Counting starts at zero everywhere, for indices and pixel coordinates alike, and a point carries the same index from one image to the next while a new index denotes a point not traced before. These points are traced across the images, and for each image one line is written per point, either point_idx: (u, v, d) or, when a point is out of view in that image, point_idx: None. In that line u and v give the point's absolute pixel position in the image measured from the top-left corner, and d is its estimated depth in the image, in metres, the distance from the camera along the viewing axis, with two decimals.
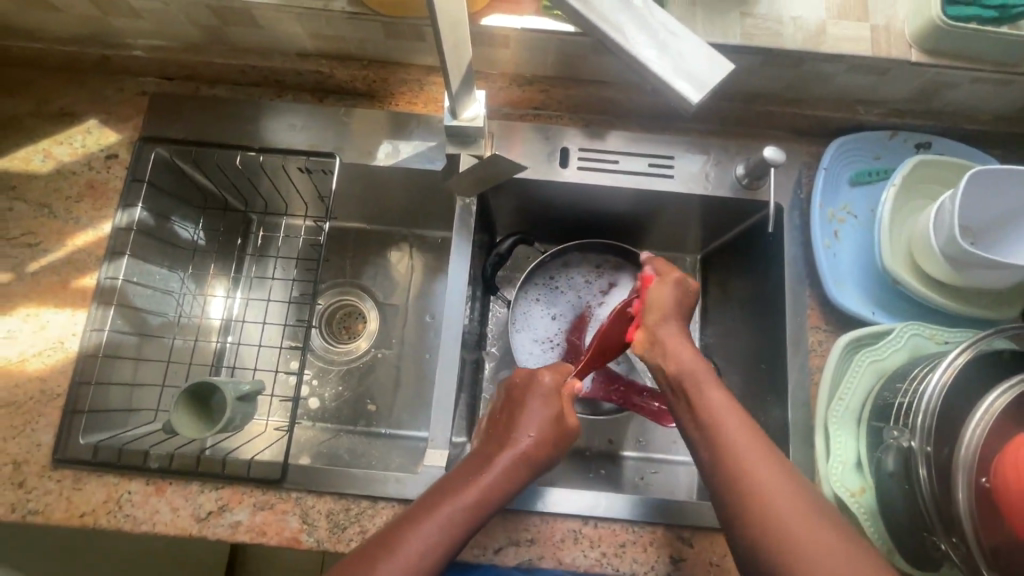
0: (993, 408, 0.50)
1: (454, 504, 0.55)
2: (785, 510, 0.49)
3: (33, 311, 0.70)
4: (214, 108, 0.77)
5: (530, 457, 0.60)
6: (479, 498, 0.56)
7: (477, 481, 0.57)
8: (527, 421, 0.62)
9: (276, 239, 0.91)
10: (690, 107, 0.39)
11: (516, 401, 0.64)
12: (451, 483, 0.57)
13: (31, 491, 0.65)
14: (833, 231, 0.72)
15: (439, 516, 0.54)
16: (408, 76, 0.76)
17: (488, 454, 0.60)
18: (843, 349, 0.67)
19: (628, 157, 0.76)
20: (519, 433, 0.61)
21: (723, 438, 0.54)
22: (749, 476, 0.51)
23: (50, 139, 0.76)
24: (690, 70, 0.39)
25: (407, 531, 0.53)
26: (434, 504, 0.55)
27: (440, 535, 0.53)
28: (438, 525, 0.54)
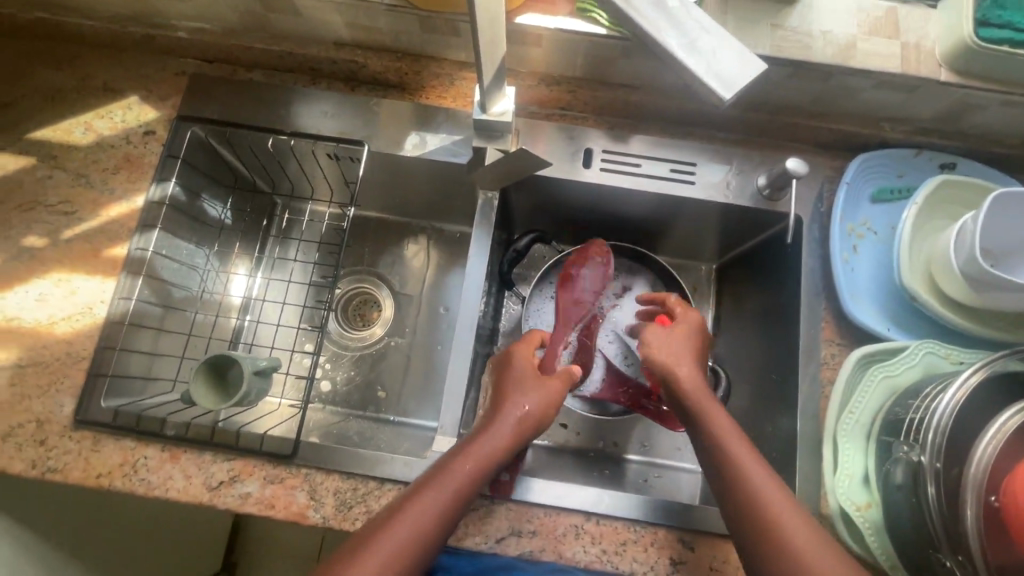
0: (1005, 427, 0.49)
1: (453, 476, 0.56)
2: (793, 522, 0.52)
3: (65, 277, 0.73)
4: (250, 91, 0.79)
5: (527, 423, 0.62)
6: (478, 469, 0.57)
7: (473, 451, 0.58)
8: (522, 393, 0.63)
9: (300, 223, 0.94)
10: (720, 102, 0.40)
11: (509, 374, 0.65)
12: (449, 455, 0.58)
13: (51, 449, 0.67)
14: (852, 245, 0.73)
15: (440, 487, 0.55)
16: (441, 70, 0.77)
17: (482, 425, 0.61)
18: (856, 363, 0.67)
19: (650, 161, 0.77)
20: (514, 403, 0.62)
21: (732, 452, 0.57)
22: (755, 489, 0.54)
23: (91, 112, 0.79)
24: (722, 71, 0.41)
25: (410, 505, 0.54)
26: (434, 476, 0.56)
27: (442, 506, 0.55)
28: (439, 496, 0.55)
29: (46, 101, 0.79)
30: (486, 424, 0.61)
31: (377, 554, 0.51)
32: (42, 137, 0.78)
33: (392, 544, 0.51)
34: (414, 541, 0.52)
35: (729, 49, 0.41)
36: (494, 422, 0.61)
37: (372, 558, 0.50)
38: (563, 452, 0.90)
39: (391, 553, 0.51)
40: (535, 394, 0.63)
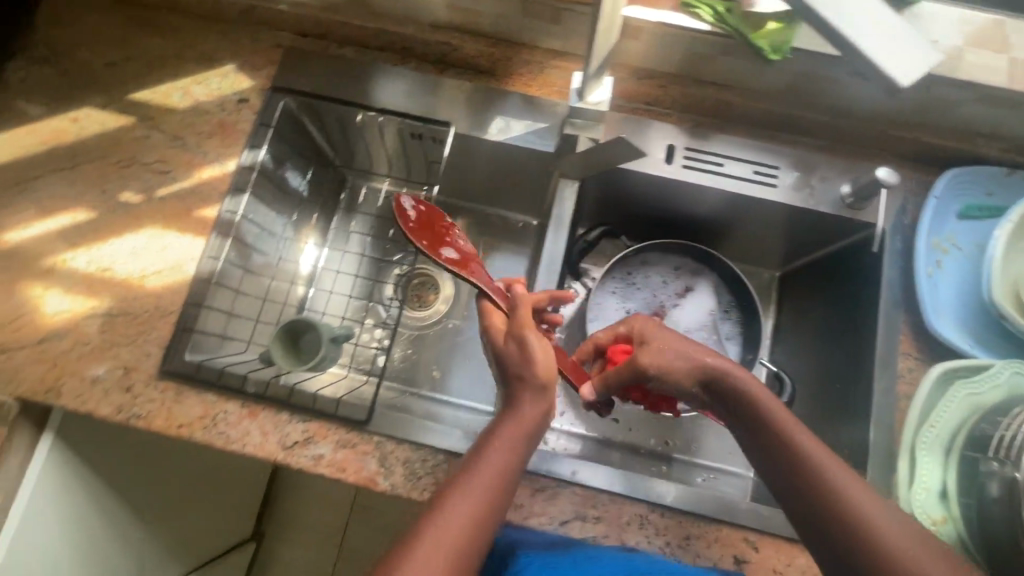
0: None
1: (488, 464, 0.54)
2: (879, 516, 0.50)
3: (157, 233, 0.75)
4: (342, 66, 0.81)
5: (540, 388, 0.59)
6: (509, 455, 0.55)
7: (500, 439, 0.56)
8: (531, 367, 0.59)
9: (370, 200, 0.95)
10: (902, 83, 0.36)
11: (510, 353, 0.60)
12: (477, 447, 0.56)
13: (136, 396, 0.70)
14: (935, 260, 0.72)
15: (478, 478, 0.53)
16: (531, 58, 0.79)
17: (502, 413, 0.59)
18: (936, 379, 0.66)
19: (733, 162, 0.77)
20: (529, 380, 0.59)
21: (794, 448, 0.55)
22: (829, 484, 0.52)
23: (189, 78, 0.81)
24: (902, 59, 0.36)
25: (451, 498, 0.52)
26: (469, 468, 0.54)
27: (484, 494, 0.53)
28: (477, 487, 0.53)
29: (148, 64, 0.82)
30: (507, 411, 0.59)
31: (430, 552, 0.48)
32: (142, 98, 0.81)
33: (445, 541, 0.49)
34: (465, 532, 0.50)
35: (911, 35, 0.37)
36: (515, 405, 0.59)
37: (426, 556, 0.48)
38: (613, 446, 0.91)
39: (446, 550, 0.48)
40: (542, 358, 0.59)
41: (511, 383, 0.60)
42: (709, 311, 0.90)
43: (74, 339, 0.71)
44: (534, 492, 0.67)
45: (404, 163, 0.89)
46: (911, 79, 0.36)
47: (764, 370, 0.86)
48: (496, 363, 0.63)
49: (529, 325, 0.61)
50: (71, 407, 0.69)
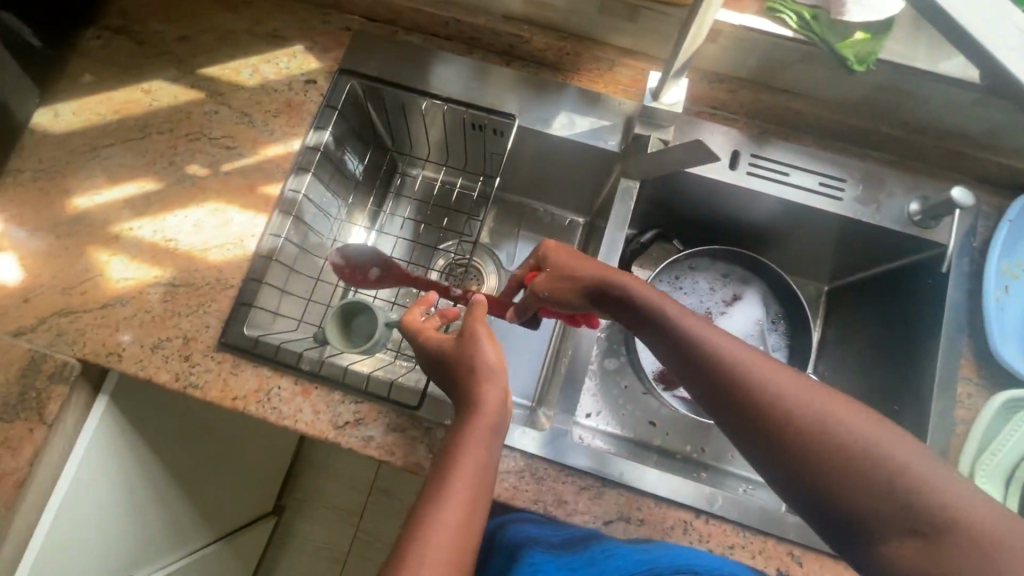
0: None
1: (462, 462, 0.53)
2: (882, 450, 0.43)
3: (221, 207, 0.77)
4: (410, 53, 0.81)
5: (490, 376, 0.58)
6: (480, 452, 0.54)
7: (467, 437, 0.54)
8: (479, 360, 0.59)
9: (422, 189, 0.96)
10: None
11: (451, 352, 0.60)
12: (446, 447, 0.55)
13: (194, 365, 0.71)
14: (1004, 284, 0.70)
15: (455, 475, 0.51)
16: (601, 55, 0.78)
17: (462, 411, 0.58)
18: (998, 409, 0.65)
19: (799, 172, 0.75)
20: (477, 373, 0.58)
21: (765, 403, 0.48)
22: (778, 407, 0.47)
23: (260, 57, 0.82)
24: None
25: (430, 507, 0.49)
26: (444, 465, 0.53)
27: (468, 489, 0.51)
28: (456, 488, 0.51)
29: (219, 40, 0.83)
30: (467, 407, 0.57)
31: (423, 553, 0.46)
32: (212, 74, 0.82)
33: (435, 539, 0.47)
34: (452, 523, 0.48)
35: None
36: (473, 398, 0.57)
37: (419, 557, 0.46)
38: (650, 450, 0.90)
39: (438, 548, 0.47)
40: (491, 350, 0.60)
41: (466, 381, 0.59)
42: (757, 322, 0.89)
43: (137, 306, 0.73)
44: (579, 489, 0.67)
45: (460, 153, 0.89)
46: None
47: None
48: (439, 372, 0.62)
49: (477, 318, 0.62)
50: (132, 371, 0.71)
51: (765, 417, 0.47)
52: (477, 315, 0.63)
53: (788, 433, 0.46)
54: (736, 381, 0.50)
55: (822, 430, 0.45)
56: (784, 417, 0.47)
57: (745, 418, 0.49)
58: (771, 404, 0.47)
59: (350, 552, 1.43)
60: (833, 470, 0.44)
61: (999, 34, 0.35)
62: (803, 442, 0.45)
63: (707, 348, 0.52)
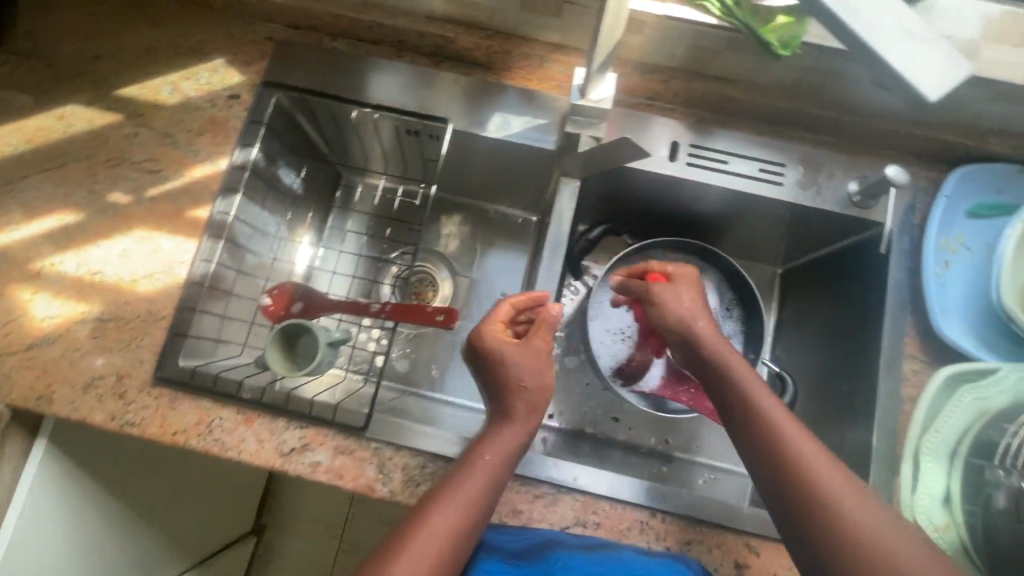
0: None
1: (480, 469, 0.56)
2: (872, 523, 0.47)
3: (147, 235, 0.73)
4: (336, 60, 0.78)
5: (535, 397, 0.60)
6: (500, 465, 0.57)
7: (495, 446, 0.58)
8: (519, 368, 0.60)
9: (365, 198, 0.93)
10: (926, 98, 0.34)
11: (498, 350, 0.61)
12: (471, 451, 0.58)
13: (130, 403, 0.69)
14: (943, 259, 0.70)
15: (463, 483, 0.55)
16: (531, 52, 0.76)
17: (496, 419, 0.61)
18: (943, 385, 0.65)
19: (738, 159, 0.75)
20: (518, 381, 0.60)
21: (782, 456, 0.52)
22: (785, 445, 0.52)
23: (178, 72, 0.79)
24: (929, 70, 0.34)
25: (441, 504, 0.53)
26: (460, 469, 0.56)
27: (471, 496, 0.54)
28: (467, 493, 0.54)
29: (135, 57, 0.79)
30: (503, 415, 0.60)
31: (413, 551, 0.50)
32: (130, 94, 0.78)
33: (429, 538, 0.51)
34: (447, 529, 0.52)
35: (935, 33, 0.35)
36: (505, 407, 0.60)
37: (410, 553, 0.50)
38: (614, 446, 0.90)
39: (431, 546, 0.51)
40: (534, 369, 0.61)
41: (507, 389, 0.60)
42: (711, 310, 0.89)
43: (65, 345, 0.70)
44: (534, 498, 0.66)
45: (400, 159, 0.87)
46: (939, 94, 0.34)
47: (766, 370, 0.85)
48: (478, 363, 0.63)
49: (538, 334, 0.63)
50: (64, 414, 0.68)
51: (769, 448, 0.53)
52: (541, 329, 0.64)
53: (783, 465, 0.51)
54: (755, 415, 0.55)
55: (819, 482, 0.49)
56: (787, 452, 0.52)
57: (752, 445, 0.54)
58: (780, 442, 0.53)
59: (334, 566, 1.41)
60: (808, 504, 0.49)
61: (886, 37, 0.35)
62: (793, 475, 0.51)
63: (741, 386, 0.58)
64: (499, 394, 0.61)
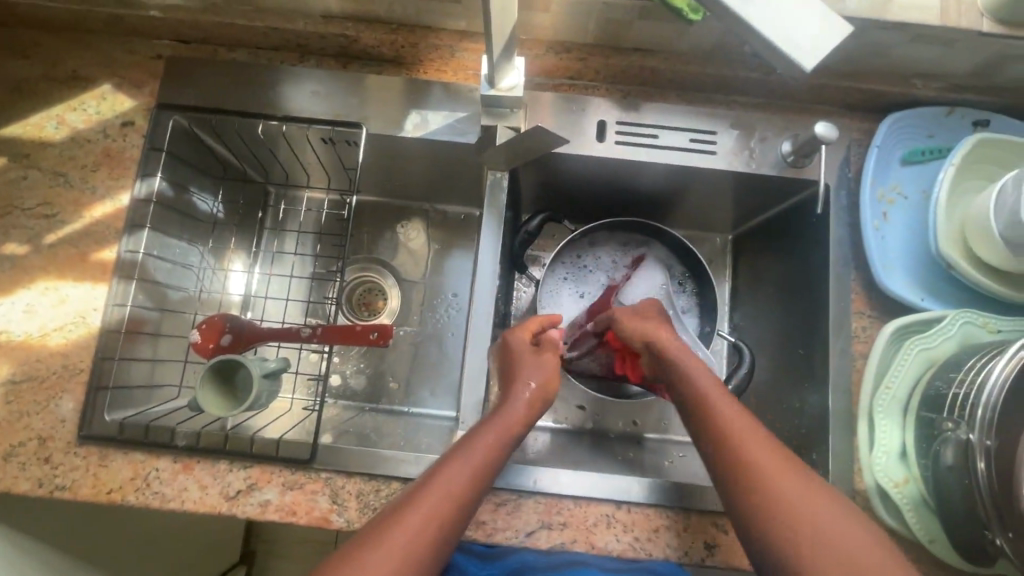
0: (1017, 357, 0.52)
1: (477, 453, 0.53)
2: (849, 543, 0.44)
3: (52, 284, 0.68)
4: (234, 72, 0.73)
5: (538, 401, 0.60)
6: (496, 456, 0.54)
7: (498, 429, 0.56)
8: (529, 373, 0.62)
9: (296, 213, 0.88)
10: (802, 68, 0.33)
11: (512, 356, 0.65)
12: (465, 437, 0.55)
13: (57, 467, 0.64)
14: (881, 211, 0.69)
15: (459, 465, 0.52)
16: (439, 42, 0.72)
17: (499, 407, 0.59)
18: (890, 337, 0.64)
19: (669, 131, 0.72)
20: (521, 387, 0.60)
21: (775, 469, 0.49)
22: (754, 467, 0.49)
23: (63, 104, 0.72)
24: (802, 36, 0.34)
25: (432, 487, 0.50)
26: (457, 449, 0.53)
27: (465, 482, 0.51)
28: (457, 478, 0.51)
29: (11, 93, 0.72)
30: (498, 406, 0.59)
31: (400, 532, 0.47)
32: (11, 134, 0.71)
33: (418, 517, 0.48)
34: (438, 512, 0.48)
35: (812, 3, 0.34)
36: (507, 400, 0.59)
37: (398, 534, 0.47)
38: (582, 435, 0.87)
39: (411, 532, 0.47)
40: (537, 377, 0.61)
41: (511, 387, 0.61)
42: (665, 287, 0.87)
43: None
44: (496, 506, 0.64)
45: (323, 170, 0.82)
46: (813, 61, 0.33)
47: (725, 341, 0.85)
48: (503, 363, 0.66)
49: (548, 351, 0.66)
50: None
51: (747, 480, 0.49)
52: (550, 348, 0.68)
53: (755, 496, 0.48)
54: (730, 445, 0.51)
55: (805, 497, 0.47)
56: (759, 480, 0.49)
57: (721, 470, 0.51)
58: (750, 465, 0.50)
59: None
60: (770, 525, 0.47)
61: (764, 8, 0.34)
62: (760, 499, 0.48)
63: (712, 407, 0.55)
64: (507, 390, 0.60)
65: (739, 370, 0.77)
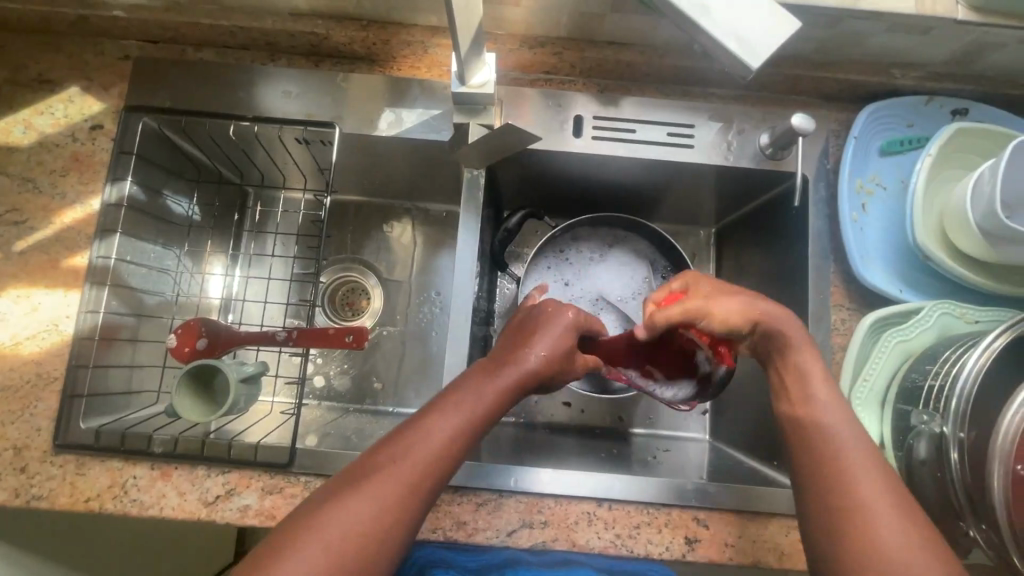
0: (992, 346, 0.51)
1: (453, 420, 0.50)
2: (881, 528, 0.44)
3: (23, 292, 0.67)
4: (203, 73, 0.72)
5: (541, 373, 0.55)
6: (476, 426, 0.51)
7: (486, 397, 0.52)
8: (540, 338, 0.56)
9: (275, 214, 0.87)
10: (751, 69, 0.36)
11: (537, 319, 0.59)
12: (450, 399, 0.52)
13: (33, 476, 0.64)
14: (861, 203, 0.69)
15: (436, 429, 0.49)
16: (411, 38, 0.71)
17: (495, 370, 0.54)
18: (869, 328, 0.64)
19: (646, 126, 0.71)
20: (527, 353, 0.55)
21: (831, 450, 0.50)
22: (822, 444, 0.50)
23: (29, 108, 0.71)
24: (750, 32, 0.36)
25: (402, 450, 0.48)
26: (437, 410, 0.50)
27: (435, 450, 0.48)
28: (428, 443, 0.48)
29: None
30: (494, 370, 0.54)
31: (362, 498, 0.45)
32: None
33: (382, 483, 0.46)
34: (405, 482, 0.47)
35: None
36: (506, 363, 0.54)
37: (363, 502, 0.45)
38: (568, 431, 0.87)
39: (374, 497, 0.45)
40: (547, 347, 0.55)
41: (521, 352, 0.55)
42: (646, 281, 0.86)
43: None
44: (477, 506, 0.64)
45: (299, 170, 0.81)
46: (761, 60, 0.36)
47: None
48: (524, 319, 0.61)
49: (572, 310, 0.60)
50: None
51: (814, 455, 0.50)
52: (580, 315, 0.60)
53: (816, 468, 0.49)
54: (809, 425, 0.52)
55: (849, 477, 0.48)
56: (822, 455, 0.50)
57: (803, 462, 0.50)
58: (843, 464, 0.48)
59: None
60: (843, 522, 0.46)
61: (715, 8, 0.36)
62: (838, 491, 0.47)
63: (818, 406, 0.52)
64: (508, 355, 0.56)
65: None
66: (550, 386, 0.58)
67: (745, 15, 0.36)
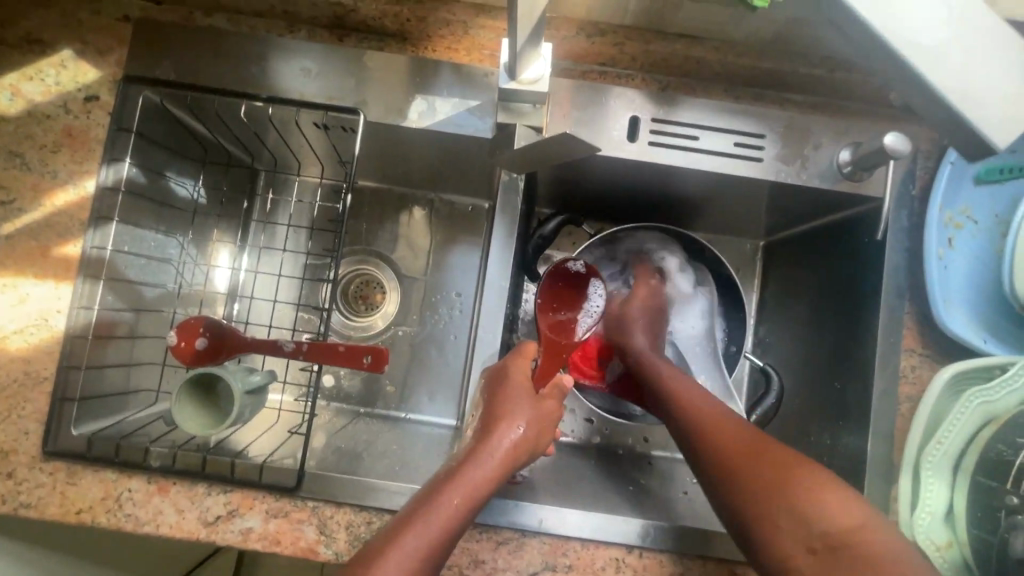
0: None
1: (443, 503, 0.49)
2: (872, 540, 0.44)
3: (10, 282, 0.61)
4: (210, 41, 0.63)
5: (522, 447, 0.55)
6: (470, 508, 0.50)
7: (471, 475, 0.51)
8: (517, 413, 0.56)
9: (287, 202, 0.80)
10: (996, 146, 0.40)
11: (508, 385, 0.58)
12: (434, 484, 0.51)
13: (21, 483, 0.59)
14: (947, 237, 0.61)
15: (425, 524, 0.47)
16: (451, 17, 0.62)
17: (474, 447, 0.54)
18: (946, 384, 0.57)
19: (711, 133, 0.63)
20: (510, 427, 0.55)
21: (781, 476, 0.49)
22: (772, 480, 0.49)
23: (17, 72, 0.63)
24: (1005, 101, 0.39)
25: (391, 548, 0.46)
26: (423, 500, 0.49)
27: (429, 540, 0.47)
28: (422, 536, 0.47)
29: None
30: (476, 448, 0.53)
31: None
32: None
33: None
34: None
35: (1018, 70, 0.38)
36: (487, 443, 0.53)
37: None
38: (589, 450, 0.79)
39: None
40: (529, 420, 0.56)
41: (501, 421, 0.55)
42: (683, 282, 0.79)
43: None
44: (497, 545, 0.60)
45: (315, 156, 0.73)
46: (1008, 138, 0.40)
47: (750, 362, 0.78)
48: (486, 389, 0.60)
49: (516, 363, 0.61)
50: None
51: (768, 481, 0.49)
52: (527, 353, 0.63)
53: (779, 502, 0.48)
54: (744, 454, 0.52)
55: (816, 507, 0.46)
56: (769, 485, 0.49)
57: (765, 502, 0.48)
58: (747, 474, 0.50)
59: None
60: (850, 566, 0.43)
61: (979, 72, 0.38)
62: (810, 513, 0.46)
63: (737, 436, 0.54)
64: (483, 429, 0.55)
65: (766, 398, 0.70)
66: (532, 461, 0.57)
67: (986, 76, 0.38)
